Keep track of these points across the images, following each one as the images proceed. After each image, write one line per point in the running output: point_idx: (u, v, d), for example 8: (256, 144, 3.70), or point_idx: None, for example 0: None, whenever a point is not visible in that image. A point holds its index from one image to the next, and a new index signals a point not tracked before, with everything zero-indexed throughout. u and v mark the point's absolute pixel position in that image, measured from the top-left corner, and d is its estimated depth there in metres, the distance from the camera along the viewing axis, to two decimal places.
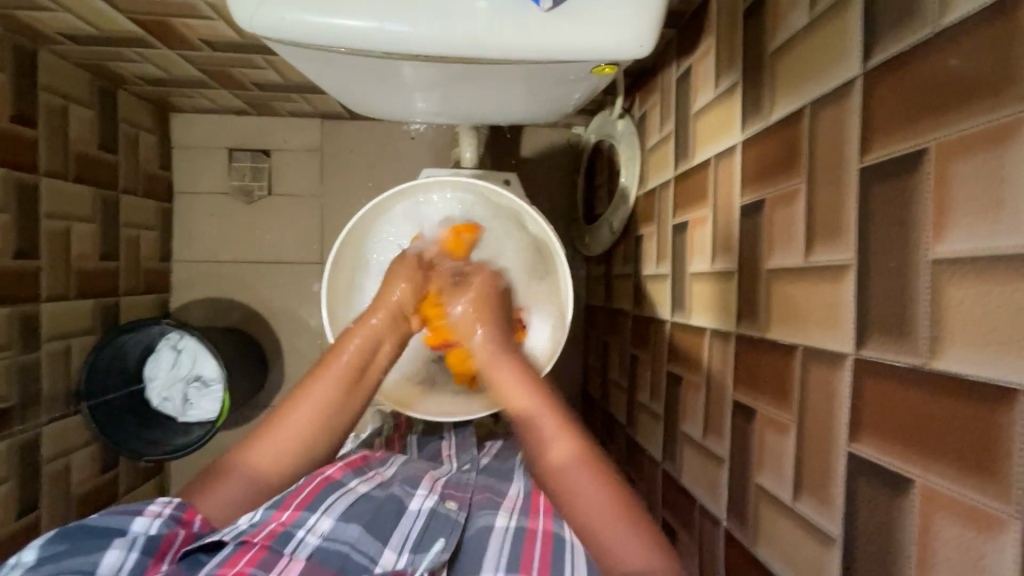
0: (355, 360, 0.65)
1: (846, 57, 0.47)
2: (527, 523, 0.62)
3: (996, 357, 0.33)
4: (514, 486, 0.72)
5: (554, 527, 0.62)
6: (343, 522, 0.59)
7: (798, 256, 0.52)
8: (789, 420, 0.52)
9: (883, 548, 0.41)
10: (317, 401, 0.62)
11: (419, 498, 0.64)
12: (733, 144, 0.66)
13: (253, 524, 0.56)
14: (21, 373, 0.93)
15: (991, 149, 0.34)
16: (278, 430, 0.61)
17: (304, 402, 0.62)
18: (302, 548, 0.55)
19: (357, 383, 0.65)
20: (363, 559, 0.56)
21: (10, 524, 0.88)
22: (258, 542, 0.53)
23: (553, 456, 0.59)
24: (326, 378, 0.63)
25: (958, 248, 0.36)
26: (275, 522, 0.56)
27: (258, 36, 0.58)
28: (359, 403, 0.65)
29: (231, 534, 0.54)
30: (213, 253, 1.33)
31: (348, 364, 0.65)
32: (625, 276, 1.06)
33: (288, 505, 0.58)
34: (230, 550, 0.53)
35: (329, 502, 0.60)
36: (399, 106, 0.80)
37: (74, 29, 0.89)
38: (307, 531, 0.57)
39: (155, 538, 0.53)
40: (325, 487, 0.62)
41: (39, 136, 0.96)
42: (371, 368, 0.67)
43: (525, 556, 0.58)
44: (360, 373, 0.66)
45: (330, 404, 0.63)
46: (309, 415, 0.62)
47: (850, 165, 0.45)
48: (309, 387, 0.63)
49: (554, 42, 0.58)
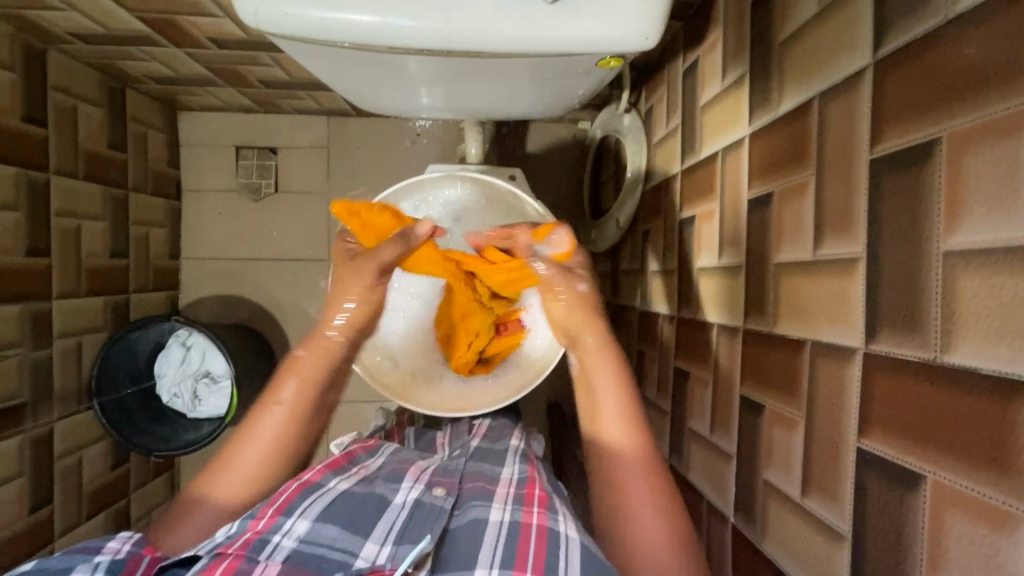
0: (303, 394, 0.66)
1: (855, 47, 0.46)
2: (521, 516, 0.57)
3: (1009, 351, 0.32)
4: (506, 471, 0.68)
5: (549, 522, 0.56)
6: (319, 523, 0.55)
7: (806, 249, 0.51)
8: (798, 415, 0.51)
9: (894, 545, 0.40)
10: (267, 438, 0.63)
11: (405, 489, 0.61)
12: (741, 137, 0.65)
13: (228, 536, 0.53)
14: (33, 370, 0.94)
15: (1004, 138, 0.33)
16: (237, 453, 0.62)
17: (250, 443, 0.63)
18: (278, 552, 0.51)
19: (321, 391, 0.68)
20: (341, 555, 0.53)
21: (24, 519, 0.89)
22: (232, 551, 0.50)
23: (615, 442, 0.62)
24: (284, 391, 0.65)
25: (971, 240, 0.35)
26: (251, 531, 0.53)
27: (263, 32, 0.58)
28: (317, 427, 0.67)
29: (206, 547, 0.51)
30: (221, 251, 1.34)
31: (313, 372, 0.67)
32: (632, 271, 1.06)
33: (264, 514, 0.54)
34: (205, 563, 0.49)
35: (305, 505, 0.56)
36: (404, 101, 0.80)
37: (82, 28, 0.90)
38: (284, 535, 0.53)
39: (120, 562, 0.50)
40: (302, 490, 0.58)
41: (49, 134, 0.97)
42: (324, 397, 0.68)
43: (520, 549, 0.52)
44: (311, 398, 0.66)
45: (296, 414, 0.65)
46: (258, 454, 0.62)
47: (860, 157, 0.45)
48: (256, 420, 0.64)
49: (559, 35, 0.58)
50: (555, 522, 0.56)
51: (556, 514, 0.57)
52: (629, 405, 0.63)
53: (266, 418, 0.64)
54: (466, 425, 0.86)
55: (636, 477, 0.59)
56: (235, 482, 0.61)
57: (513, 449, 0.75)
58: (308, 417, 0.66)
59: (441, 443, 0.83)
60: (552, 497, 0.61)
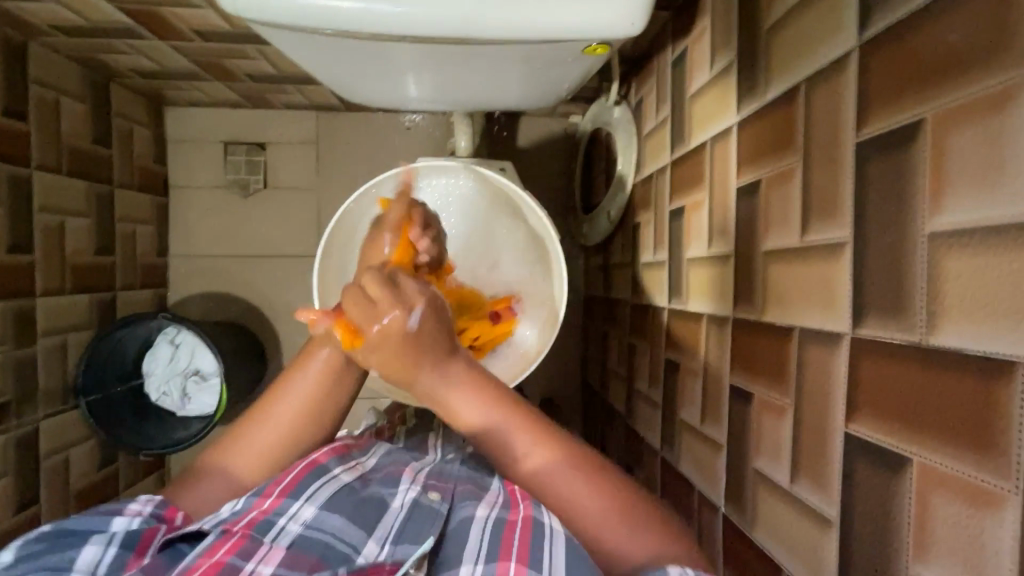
0: (335, 356, 0.60)
1: (841, 32, 0.46)
2: (508, 514, 0.54)
3: (993, 330, 0.32)
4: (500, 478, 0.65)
5: (535, 512, 0.52)
6: (324, 511, 0.54)
7: (794, 236, 0.51)
8: (786, 403, 0.51)
9: (881, 530, 0.40)
10: (299, 397, 0.60)
11: (402, 491, 0.60)
12: (729, 126, 0.64)
13: (233, 512, 0.53)
14: (18, 367, 0.92)
15: (988, 117, 0.33)
16: (260, 425, 0.59)
17: (285, 398, 0.60)
18: (283, 536, 0.52)
19: (353, 362, 0.61)
20: (345, 549, 0.52)
21: (9, 519, 0.88)
22: (238, 530, 0.50)
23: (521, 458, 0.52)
24: (309, 372, 0.61)
25: (957, 220, 0.35)
26: (256, 510, 0.53)
27: (243, 19, 0.57)
28: (346, 397, 0.62)
29: (212, 522, 0.52)
30: (210, 247, 1.32)
31: (338, 349, 0.61)
32: (623, 265, 1.05)
33: (270, 492, 0.54)
34: (211, 538, 0.50)
35: (312, 490, 0.56)
36: (391, 91, 0.80)
37: (63, 20, 0.88)
38: (289, 519, 0.53)
39: (137, 534, 0.50)
40: (310, 471, 0.57)
41: (31, 130, 0.95)
42: (356, 363, 0.62)
43: (505, 542, 0.50)
44: (341, 369, 0.61)
45: (318, 391, 0.60)
46: (285, 420, 0.60)
47: (846, 141, 0.44)
48: (284, 387, 0.61)
49: (545, 21, 0.58)
50: (542, 510, 0.53)
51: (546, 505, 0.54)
52: (512, 413, 0.53)
53: (288, 394, 0.60)
54: (458, 429, 0.84)
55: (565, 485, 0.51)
56: (265, 436, 0.59)
57: None
58: (334, 393, 0.61)
59: (432, 445, 0.80)
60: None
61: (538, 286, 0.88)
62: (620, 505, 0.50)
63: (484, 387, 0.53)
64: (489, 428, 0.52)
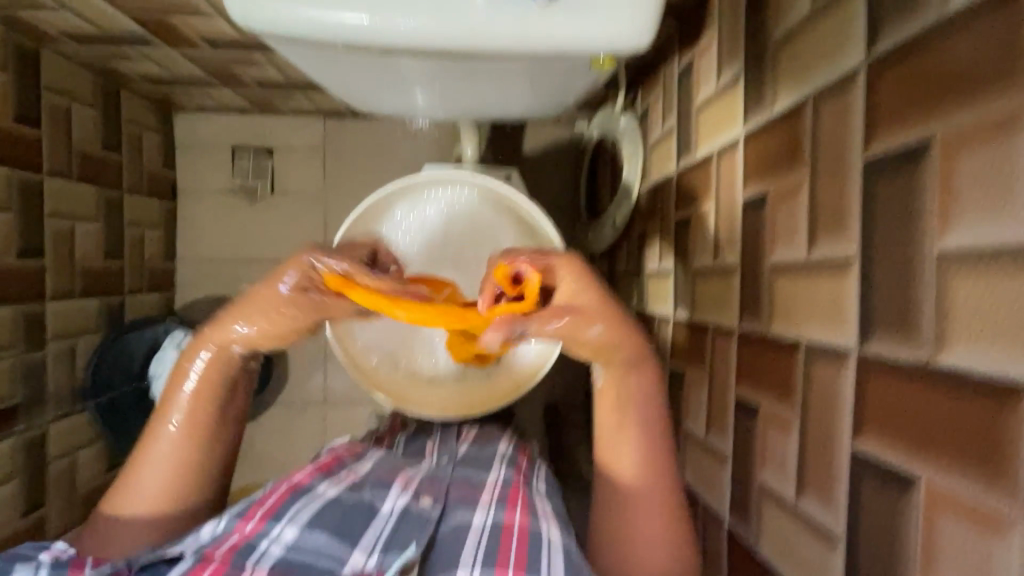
0: (199, 412, 0.64)
1: (849, 49, 0.46)
2: (504, 518, 0.55)
3: (999, 352, 0.32)
4: (492, 474, 0.66)
5: (531, 522, 0.55)
6: (307, 530, 0.53)
7: (800, 251, 0.51)
8: (792, 418, 0.51)
9: (888, 548, 0.40)
10: (174, 449, 0.62)
11: (392, 497, 0.59)
12: (737, 138, 0.65)
13: (214, 536, 0.53)
14: (28, 371, 0.93)
15: (997, 139, 0.33)
16: (145, 467, 0.62)
17: (155, 452, 0.62)
18: (265, 559, 0.50)
19: (229, 387, 0.66)
20: (329, 563, 0.51)
21: (17, 521, 0.89)
22: (219, 554, 0.49)
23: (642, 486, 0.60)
24: (179, 409, 0.63)
25: (966, 239, 0.35)
26: (238, 533, 0.53)
27: (254, 32, 0.58)
28: (224, 441, 0.66)
29: (190, 547, 0.51)
30: (217, 252, 1.33)
31: (208, 384, 0.64)
32: (628, 273, 1.06)
33: (252, 516, 0.55)
34: (190, 563, 0.49)
35: (293, 510, 0.55)
36: (399, 103, 0.80)
37: (74, 28, 0.89)
38: (271, 541, 0.52)
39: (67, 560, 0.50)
40: (292, 492, 0.58)
41: (42, 136, 0.96)
42: (229, 401, 0.66)
43: (501, 554, 0.51)
44: (217, 395, 0.65)
45: (195, 428, 0.64)
46: (168, 454, 0.62)
47: (853, 159, 0.44)
48: (164, 420, 0.63)
49: (553, 35, 0.58)
50: (537, 523, 0.55)
51: (539, 516, 0.56)
52: (648, 426, 0.61)
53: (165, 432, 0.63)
54: (454, 430, 0.83)
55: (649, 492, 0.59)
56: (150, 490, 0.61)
57: (501, 455, 0.72)
58: (210, 427, 0.65)
59: (430, 451, 0.78)
60: (535, 500, 0.60)
61: None
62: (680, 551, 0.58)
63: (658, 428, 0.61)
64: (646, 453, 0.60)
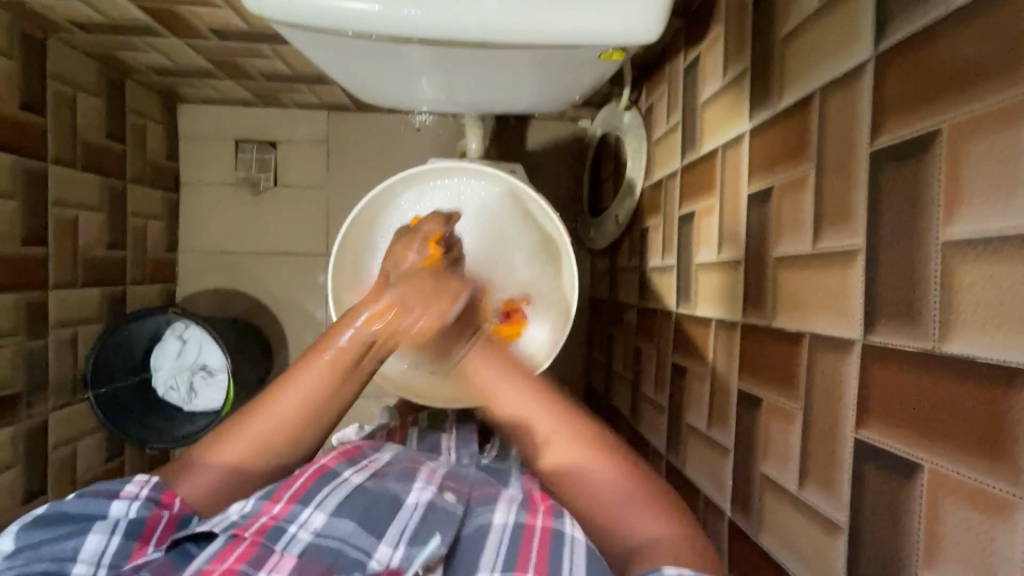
0: (348, 354, 0.59)
1: (856, 43, 0.46)
2: (526, 519, 0.54)
3: (1004, 338, 0.33)
4: (513, 482, 0.65)
5: (554, 521, 0.53)
6: (336, 518, 0.53)
7: (805, 243, 0.51)
8: (795, 408, 0.52)
9: (891, 534, 0.40)
10: (307, 388, 0.57)
11: (416, 490, 0.58)
12: (742, 133, 0.65)
13: (244, 515, 0.52)
14: (29, 359, 0.93)
15: (1003, 130, 0.33)
16: (255, 421, 0.55)
17: (298, 382, 0.57)
18: (294, 544, 0.50)
19: (363, 357, 0.60)
20: (356, 554, 0.51)
21: (17, 509, 0.89)
22: (249, 537, 0.48)
23: (552, 446, 0.56)
24: (316, 367, 0.58)
25: (969, 230, 0.35)
26: (267, 516, 0.52)
27: (266, 20, 0.58)
28: (352, 395, 0.60)
29: (221, 525, 0.50)
30: (220, 244, 1.33)
31: (348, 346, 0.59)
32: (630, 269, 1.06)
33: (280, 497, 0.53)
34: (219, 545, 0.48)
35: (323, 495, 0.55)
36: (406, 93, 0.81)
37: (82, 16, 0.90)
38: (300, 527, 0.52)
39: (137, 522, 0.50)
40: (319, 476, 0.56)
41: (47, 124, 0.96)
42: (367, 362, 0.61)
43: (522, 551, 0.51)
44: (355, 361, 0.59)
45: (326, 390, 0.57)
46: (294, 405, 0.56)
47: (860, 151, 0.45)
48: (297, 373, 0.57)
49: (561, 27, 0.58)
50: (560, 519, 0.54)
51: (563, 512, 0.55)
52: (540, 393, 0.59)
53: (294, 386, 0.57)
54: (474, 430, 0.79)
55: (586, 459, 0.55)
56: (269, 423, 0.55)
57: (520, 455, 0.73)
58: (341, 389, 0.59)
59: (445, 446, 0.77)
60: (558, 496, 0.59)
61: (549, 284, 0.89)
62: (636, 493, 0.52)
63: (521, 377, 0.61)
64: (517, 405, 0.59)
